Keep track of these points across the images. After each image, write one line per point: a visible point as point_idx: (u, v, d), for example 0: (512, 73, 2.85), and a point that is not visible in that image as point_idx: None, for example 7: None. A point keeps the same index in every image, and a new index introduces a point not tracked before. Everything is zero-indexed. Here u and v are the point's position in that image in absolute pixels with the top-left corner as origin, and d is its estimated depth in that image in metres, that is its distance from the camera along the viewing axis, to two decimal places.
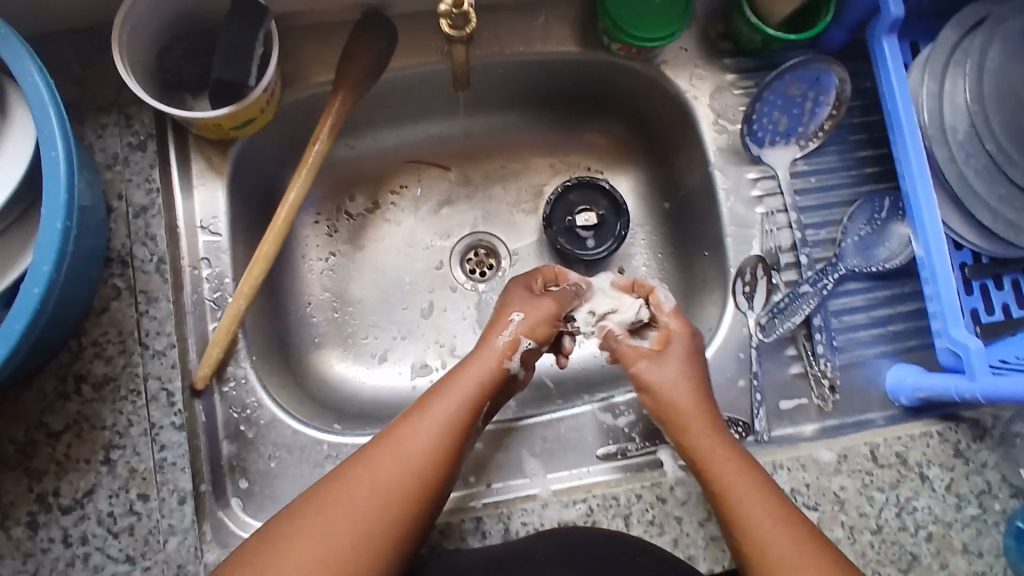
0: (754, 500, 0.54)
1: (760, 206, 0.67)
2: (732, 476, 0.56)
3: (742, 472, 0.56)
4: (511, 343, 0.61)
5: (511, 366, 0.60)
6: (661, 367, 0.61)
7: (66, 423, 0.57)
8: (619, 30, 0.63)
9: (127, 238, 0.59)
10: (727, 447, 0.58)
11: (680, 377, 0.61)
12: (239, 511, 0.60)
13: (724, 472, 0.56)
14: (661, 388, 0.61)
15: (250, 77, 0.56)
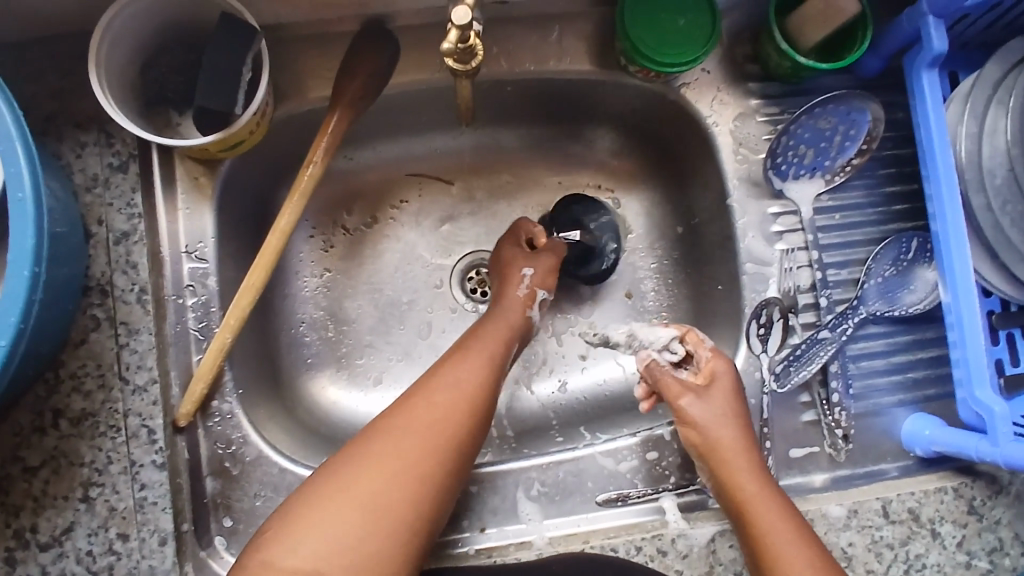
0: (793, 546, 0.52)
1: (780, 242, 0.63)
2: (772, 517, 0.53)
3: (780, 513, 0.54)
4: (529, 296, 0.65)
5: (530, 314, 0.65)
6: (706, 404, 0.58)
7: (42, 458, 0.55)
8: (636, 53, 0.58)
9: (107, 266, 0.56)
10: (765, 486, 0.55)
11: (726, 415, 0.58)
12: (222, 550, 0.58)
13: (762, 513, 0.54)
14: (704, 425, 0.58)
15: (237, 105, 0.53)
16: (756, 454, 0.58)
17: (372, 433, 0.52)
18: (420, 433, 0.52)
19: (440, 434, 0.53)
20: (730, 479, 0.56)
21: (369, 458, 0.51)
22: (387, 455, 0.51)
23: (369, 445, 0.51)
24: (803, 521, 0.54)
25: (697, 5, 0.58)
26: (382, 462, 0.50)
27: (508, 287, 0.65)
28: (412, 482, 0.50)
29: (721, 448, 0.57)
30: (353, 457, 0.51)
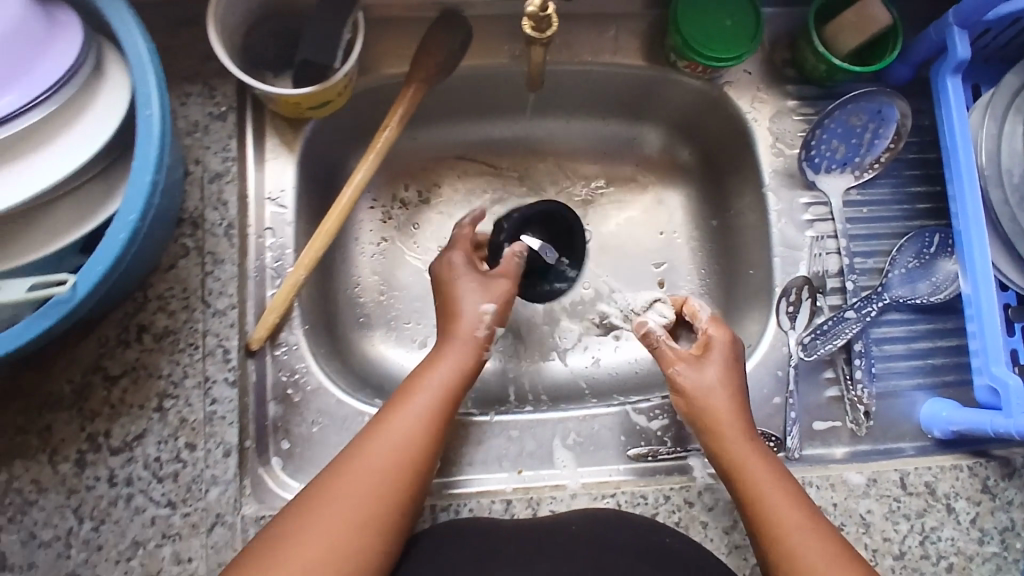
0: (787, 507, 0.55)
1: (811, 229, 0.68)
2: (766, 480, 0.56)
3: (773, 475, 0.57)
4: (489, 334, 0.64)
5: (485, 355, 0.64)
6: (699, 373, 0.62)
7: (123, 369, 0.60)
8: (689, 49, 0.65)
9: (200, 201, 0.62)
10: (758, 450, 0.58)
11: (716, 384, 0.61)
12: (279, 470, 0.62)
13: (756, 477, 0.56)
14: (697, 394, 0.61)
15: (336, 60, 0.58)
16: (747, 417, 0.60)
17: (326, 476, 0.53)
18: (371, 471, 0.53)
19: (392, 467, 0.54)
20: (725, 449, 0.58)
21: (327, 495, 0.52)
22: (343, 491, 0.52)
23: (325, 486, 0.52)
24: (793, 482, 0.57)
25: (743, 9, 0.65)
26: (341, 497, 0.52)
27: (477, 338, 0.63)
28: (374, 514, 0.52)
29: (713, 420, 0.59)
30: (308, 501, 0.51)
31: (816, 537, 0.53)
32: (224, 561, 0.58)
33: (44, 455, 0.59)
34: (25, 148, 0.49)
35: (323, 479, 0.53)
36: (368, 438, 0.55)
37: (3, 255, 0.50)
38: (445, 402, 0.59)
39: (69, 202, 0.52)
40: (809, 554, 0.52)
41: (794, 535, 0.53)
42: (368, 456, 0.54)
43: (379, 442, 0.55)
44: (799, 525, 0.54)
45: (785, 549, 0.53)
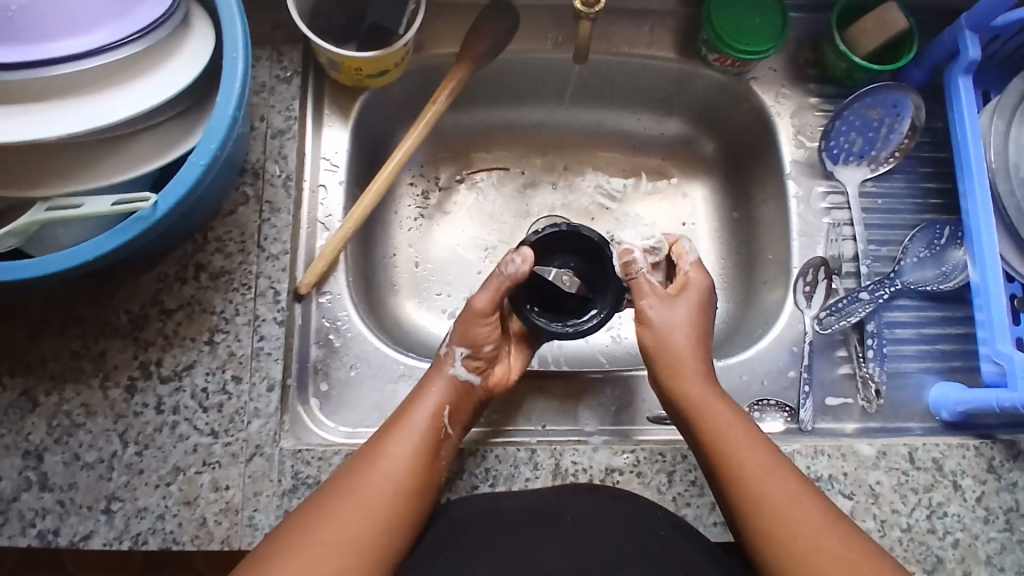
0: (746, 446, 0.58)
1: (828, 216, 0.73)
2: (723, 421, 0.59)
3: (730, 415, 0.60)
4: (447, 354, 0.63)
5: (456, 373, 0.62)
6: (669, 309, 0.64)
7: (179, 303, 0.63)
8: (720, 41, 0.70)
9: (262, 154, 0.66)
10: (716, 393, 0.62)
11: (681, 322, 0.64)
12: (316, 410, 0.66)
13: (714, 417, 0.60)
14: (658, 327, 0.64)
15: (400, 27, 0.66)
16: (705, 357, 0.64)
17: (312, 506, 0.54)
18: (357, 501, 0.54)
19: (383, 491, 0.55)
20: (686, 397, 0.61)
21: (315, 525, 0.52)
22: (332, 518, 0.52)
23: (313, 514, 0.53)
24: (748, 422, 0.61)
25: (771, 10, 0.71)
26: (331, 519, 0.52)
27: (441, 364, 0.63)
28: (368, 539, 0.52)
29: (676, 356, 0.63)
30: (300, 528, 0.52)
31: (780, 475, 0.57)
32: (260, 491, 0.61)
33: (96, 381, 0.62)
34: (120, 79, 0.53)
35: (310, 507, 0.54)
36: (349, 472, 0.56)
37: (88, 175, 0.54)
38: (425, 432, 0.58)
39: (152, 135, 0.56)
40: (772, 504, 0.55)
41: (756, 473, 0.57)
42: (354, 486, 0.54)
43: (359, 476, 0.55)
44: (759, 463, 0.57)
45: (748, 487, 0.56)
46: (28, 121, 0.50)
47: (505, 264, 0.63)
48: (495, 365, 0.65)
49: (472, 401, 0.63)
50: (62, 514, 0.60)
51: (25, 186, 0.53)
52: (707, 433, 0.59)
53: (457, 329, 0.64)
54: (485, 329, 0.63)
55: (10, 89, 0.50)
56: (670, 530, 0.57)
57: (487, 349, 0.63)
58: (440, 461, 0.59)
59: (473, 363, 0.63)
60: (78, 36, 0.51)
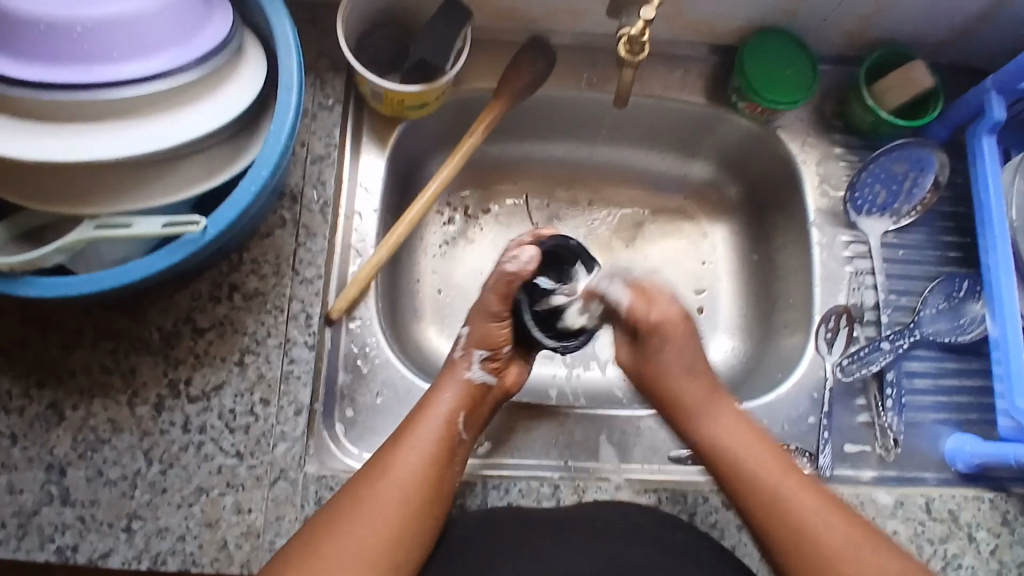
0: (756, 462, 0.58)
1: (850, 264, 0.74)
2: (734, 440, 0.60)
3: (737, 432, 0.61)
4: (464, 356, 0.63)
5: (472, 375, 0.62)
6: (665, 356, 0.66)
7: (211, 322, 0.64)
8: (752, 90, 0.72)
9: (302, 178, 0.68)
10: (730, 412, 0.63)
11: (677, 373, 0.65)
12: (341, 435, 0.66)
13: (722, 440, 0.61)
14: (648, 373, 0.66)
15: (447, 63, 0.67)
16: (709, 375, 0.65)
17: (321, 520, 0.52)
18: (366, 516, 0.52)
19: (394, 501, 0.53)
20: (696, 424, 0.63)
21: (327, 540, 0.50)
22: (343, 533, 0.51)
23: (322, 528, 0.51)
24: (761, 435, 0.61)
25: (801, 61, 0.73)
26: (343, 533, 0.51)
27: (455, 367, 0.63)
28: (380, 556, 0.51)
29: (670, 390, 0.64)
30: (307, 543, 0.51)
31: (803, 490, 0.56)
32: (282, 516, 0.60)
33: (124, 397, 0.62)
34: (177, 102, 0.54)
35: (320, 521, 0.52)
36: (358, 483, 0.54)
37: (137, 195, 0.55)
38: (438, 438, 0.57)
39: (202, 157, 0.57)
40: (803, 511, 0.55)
41: (772, 487, 0.57)
42: (361, 501, 0.53)
43: (372, 487, 0.54)
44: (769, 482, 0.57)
45: (757, 490, 0.57)
46: (88, 140, 0.51)
47: (509, 263, 0.62)
48: (508, 367, 0.66)
49: (487, 403, 0.63)
50: (82, 530, 0.59)
51: (77, 203, 0.54)
52: (720, 456, 0.60)
53: (471, 333, 0.64)
54: (501, 331, 0.64)
55: (70, 108, 0.51)
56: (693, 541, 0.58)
57: (504, 350, 0.65)
58: (455, 466, 0.58)
59: (488, 365, 0.64)
60: (140, 59, 0.52)
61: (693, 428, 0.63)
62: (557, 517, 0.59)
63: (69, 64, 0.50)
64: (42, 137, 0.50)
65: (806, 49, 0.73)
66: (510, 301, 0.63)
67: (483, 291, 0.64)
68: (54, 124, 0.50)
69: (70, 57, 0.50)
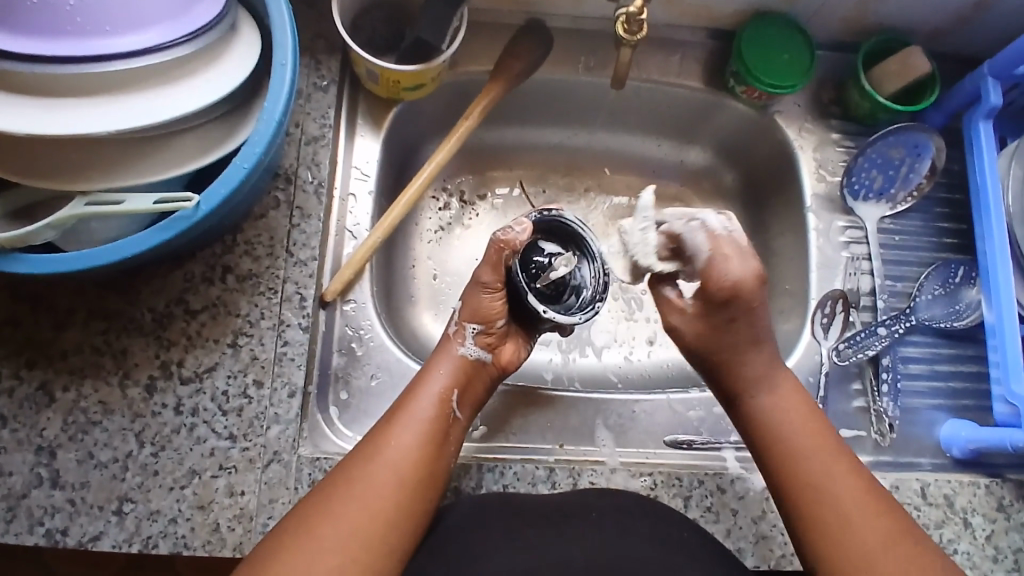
0: (810, 450, 0.56)
1: (846, 250, 0.74)
2: (788, 422, 0.58)
3: (798, 412, 0.58)
4: (456, 332, 0.62)
5: (465, 351, 0.62)
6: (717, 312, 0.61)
7: (204, 304, 0.63)
8: (750, 75, 0.72)
9: (296, 159, 0.67)
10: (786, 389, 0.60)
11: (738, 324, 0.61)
12: (335, 419, 0.66)
13: (778, 417, 0.58)
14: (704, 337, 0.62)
15: (444, 44, 0.67)
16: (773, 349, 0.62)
17: (313, 502, 0.51)
18: (361, 498, 0.51)
19: (389, 484, 0.52)
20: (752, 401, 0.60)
21: (321, 520, 0.50)
22: (338, 514, 0.50)
23: (315, 509, 0.51)
24: (818, 415, 0.59)
25: (800, 46, 0.72)
26: (336, 514, 0.50)
27: (449, 343, 0.62)
28: (376, 536, 0.50)
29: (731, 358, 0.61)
30: (299, 523, 0.50)
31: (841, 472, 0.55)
32: (276, 498, 0.60)
33: (115, 378, 0.61)
34: (171, 77, 0.53)
35: (311, 504, 0.51)
36: (350, 466, 0.53)
37: (128, 172, 0.54)
38: (430, 418, 0.57)
39: (195, 134, 0.57)
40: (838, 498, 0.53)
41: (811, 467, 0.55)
42: (355, 482, 0.52)
43: (363, 470, 0.53)
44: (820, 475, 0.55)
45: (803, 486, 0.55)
46: (78, 115, 0.50)
47: (500, 231, 0.60)
48: (504, 344, 0.65)
49: (483, 379, 0.63)
50: (71, 513, 0.58)
51: (67, 180, 0.53)
52: (768, 440, 0.58)
53: (464, 307, 0.63)
54: (494, 303, 0.62)
55: (63, 82, 0.50)
56: (688, 532, 0.57)
57: (498, 324, 0.63)
58: (449, 446, 0.57)
59: (483, 340, 0.63)
60: (135, 33, 0.51)
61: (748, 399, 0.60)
62: (552, 501, 0.58)
63: (61, 37, 0.49)
64: (33, 111, 0.49)
65: (805, 34, 0.73)
66: (503, 271, 0.61)
67: (479, 263, 0.62)
68: (43, 98, 0.50)
69: (60, 30, 0.49)
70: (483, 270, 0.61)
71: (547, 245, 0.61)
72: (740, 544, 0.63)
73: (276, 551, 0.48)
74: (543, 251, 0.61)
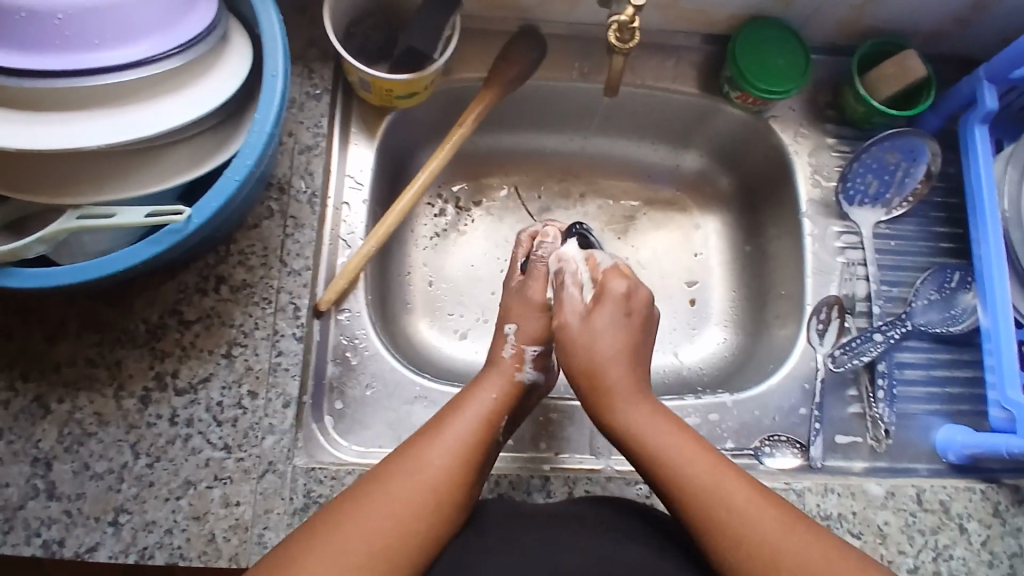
0: (673, 444, 0.56)
1: (842, 255, 0.74)
2: (654, 430, 0.58)
3: (662, 423, 0.58)
4: (513, 350, 0.65)
5: (523, 375, 0.64)
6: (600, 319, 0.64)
7: (198, 315, 0.63)
8: (744, 81, 0.71)
9: (289, 169, 0.67)
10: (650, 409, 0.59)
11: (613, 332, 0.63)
12: (330, 428, 0.66)
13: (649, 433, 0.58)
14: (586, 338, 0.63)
15: (436, 52, 0.66)
16: (639, 371, 0.62)
17: (343, 505, 0.51)
18: (394, 504, 0.51)
19: (422, 493, 0.52)
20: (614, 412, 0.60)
21: (350, 521, 0.49)
22: (368, 518, 0.50)
23: (346, 511, 0.50)
24: (686, 429, 0.58)
25: (795, 50, 0.72)
26: (365, 519, 0.50)
27: (502, 362, 0.65)
28: (403, 546, 0.50)
29: (596, 366, 0.61)
30: (325, 527, 0.49)
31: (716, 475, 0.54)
32: (271, 509, 0.60)
33: (110, 390, 0.61)
34: (161, 90, 0.53)
35: (340, 506, 0.51)
36: (386, 471, 0.53)
37: (119, 185, 0.54)
38: (472, 437, 0.57)
39: (185, 147, 0.56)
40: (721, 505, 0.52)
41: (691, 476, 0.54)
42: (387, 489, 0.52)
43: (398, 479, 0.53)
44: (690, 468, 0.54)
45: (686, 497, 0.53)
46: (68, 129, 0.50)
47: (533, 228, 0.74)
48: (553, 371, 0.68)
49: (527, 405, 0.64)
50: (67, 525, 0.58)
51: (58, 194, 0.53)
52: (640, 446, 0.57)
53: (522, 328, 0.67)
54: (543, 321, 0.67)
55: (52, 96, 0.50)
56: (676, 547, 0.57)
57: (551, 349, 0.67)
58: (485, 470, 0.58)
59: (538, 364, 0.66)
60: (124, 46, 0.51)
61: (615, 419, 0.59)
62: (545, 510, 0.58)
63: (50, 52, 0.49)
64: (24, 124, 0.49)
65: (800, 39, 0.72)
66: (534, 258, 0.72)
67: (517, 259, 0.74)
68: (33, 113, 0.50)
69: (49, 45, 0.49)
70: (543, 292, 0.68)
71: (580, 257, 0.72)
72: None
73: (302, 550, 0.48)
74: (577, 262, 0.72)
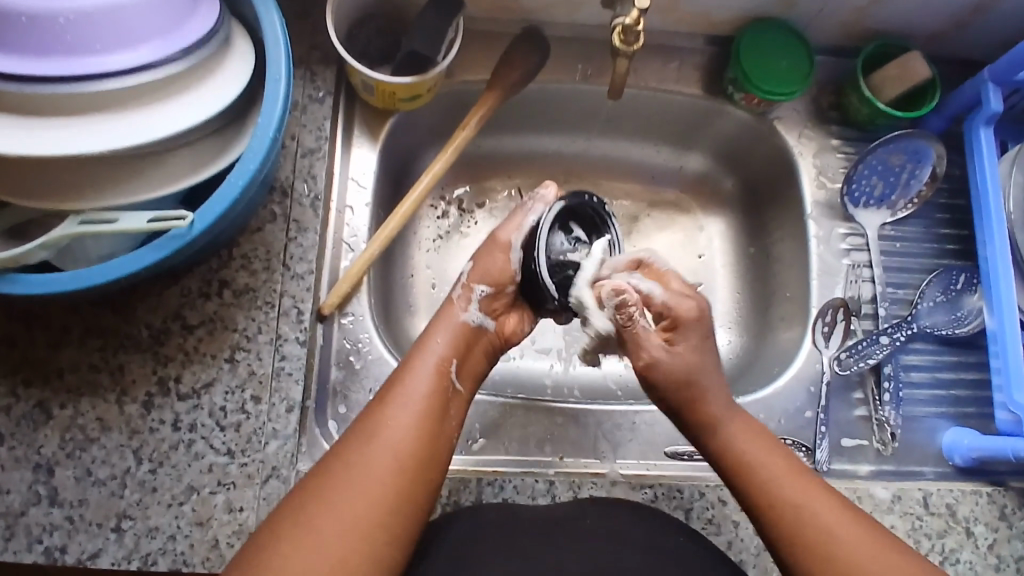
0: (770, 463, 0.55)
1: (847, 257, 0.74)
2: (753, 453, 0.56)
3: (765, 445, 0.57)
4: (462, 295, 0.60)
5: (467, 317, 0.59)
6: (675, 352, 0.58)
7: (201, 319, 0.63)
8: (748, 82, 0.71)
9: (292, 172, 0.67)
10: (746, 424, 0.58)
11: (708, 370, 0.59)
12: (334, 433, 0.66)
13: (748, 450, 0.56)
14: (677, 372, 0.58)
15: (439, 55, 0.66)
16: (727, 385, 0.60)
17: (305, 490, 0.48)
18: (356, 486, 0.48)
19: (386, 468, 0.49)
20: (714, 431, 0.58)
21: (318, 511, 0.47)
22: (336, 505, 0.47)
23: (312, 499, 0.48)
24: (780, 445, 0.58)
25: (798, 52, 0.72)
26: (329, 507, 0.47)
27: (453, 307, 0.60)
28: (371, 528, 0.47)
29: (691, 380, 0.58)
30: (291, 517, 0.47)
31: (815, 495, 0.53)
32: (275, 514, 0.60)
33: (112, 395, 0.61)
34: (163, 95, 0.53)
35: (304, 491, 0.49)
36: (345, 448, 0.50)
37: (121, 190, 0.54)
38: (429, 393, 0.53)
39: (188, 151, 0.56)
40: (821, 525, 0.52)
41: (791, 492, 0.54)
42: (348, 469, 0.49)
43: (361, 452, 0.50)
44: (796, 496, 0.53)
45: (784, 512, 0.53)
46: (69, 134, 0.49)
47: (530, 194, 0.61)
48: (509, 315, 0.62)
49: (484, 346, 0.60)
50: (70, 531, 0.58)
51: (60, 199, 0.53)
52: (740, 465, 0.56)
53: (474, 268, 0.60)
54: (505, 262, 0.60)
55: (54, 101, 0.49)
56: (688, 548, 0.56)
57: (507, 291, 0.60)
58: (450, 420, 0.55)
59: (488, 305, 0.60)
60: (126, 51, 0.51)
61: (715, 438, 0.58)
62: (550, 515, 0.58)
63: (52, 56, 0.49)
64: (24, 131, 0.49)
65: (804, 41, 0.72)
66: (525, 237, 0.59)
67: (500, 223, 0.61)
68: (34, 117, 0.49)
69: (51, 50, 0.49)
70: (509, 236, 0.60)
71: (574, 229, 0.59)
72: (741, 556, 0.62)
73: (269, 543, 0.46)
74: (569, 235, 0.59)
